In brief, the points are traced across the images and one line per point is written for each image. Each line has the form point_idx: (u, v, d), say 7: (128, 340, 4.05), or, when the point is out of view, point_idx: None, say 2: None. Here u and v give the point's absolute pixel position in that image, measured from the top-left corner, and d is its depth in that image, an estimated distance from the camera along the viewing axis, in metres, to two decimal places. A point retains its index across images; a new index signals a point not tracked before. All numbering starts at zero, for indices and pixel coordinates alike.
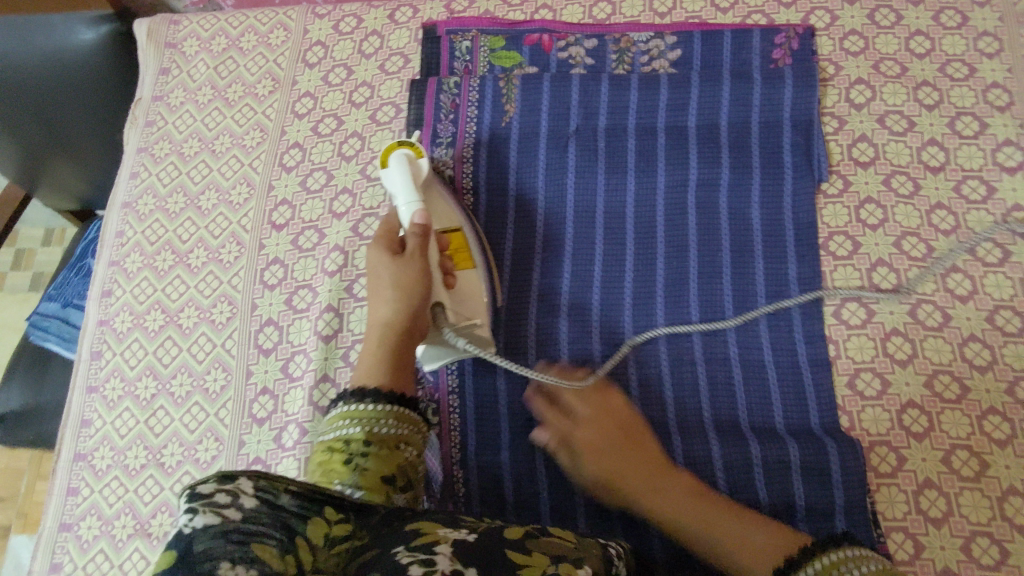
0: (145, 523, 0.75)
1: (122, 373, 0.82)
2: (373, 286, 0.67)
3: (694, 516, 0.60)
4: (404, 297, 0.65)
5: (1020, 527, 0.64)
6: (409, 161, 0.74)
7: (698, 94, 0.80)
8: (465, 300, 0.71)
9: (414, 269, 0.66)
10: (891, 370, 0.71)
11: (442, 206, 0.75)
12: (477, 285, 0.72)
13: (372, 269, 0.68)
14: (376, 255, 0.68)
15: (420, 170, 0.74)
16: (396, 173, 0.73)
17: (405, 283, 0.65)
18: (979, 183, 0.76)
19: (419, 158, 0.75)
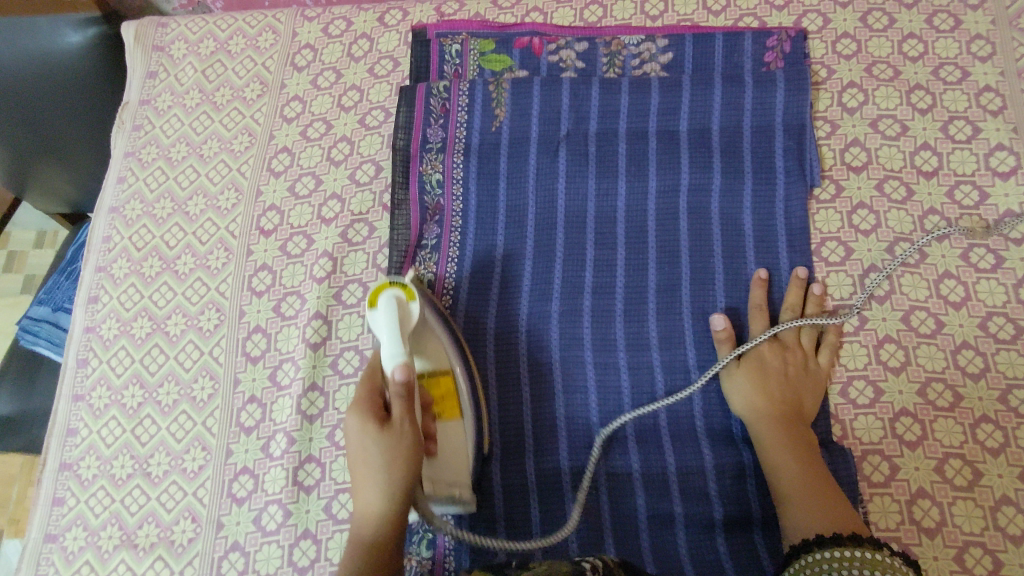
0: (132, 534, 0.74)
1: (109, 381, 0.81)
2: (358, 465, 0.59)
3: (797, 469, 0.63)
4: (392, 485, 0.58)
5: (1013, 538, 0.64)
6: (399, 307, 0.67)
7: (690, 98, 0.79)
8: (449, 463, 0.67)
9: (405, 448, 0.59)
10: (884, 377, 0.70)
11: (435, 347, 0.70)
12: (463, 441, 0.69)
13: (356, 443, 0.59)
14: (360, 427, 0.59)
15: (411, 315, 0.67)
16: (385, 321, 0.66)
17: (396, 469, 0.58)
18: (972, 188, 0.75)
19: (410, 301, 0.68)
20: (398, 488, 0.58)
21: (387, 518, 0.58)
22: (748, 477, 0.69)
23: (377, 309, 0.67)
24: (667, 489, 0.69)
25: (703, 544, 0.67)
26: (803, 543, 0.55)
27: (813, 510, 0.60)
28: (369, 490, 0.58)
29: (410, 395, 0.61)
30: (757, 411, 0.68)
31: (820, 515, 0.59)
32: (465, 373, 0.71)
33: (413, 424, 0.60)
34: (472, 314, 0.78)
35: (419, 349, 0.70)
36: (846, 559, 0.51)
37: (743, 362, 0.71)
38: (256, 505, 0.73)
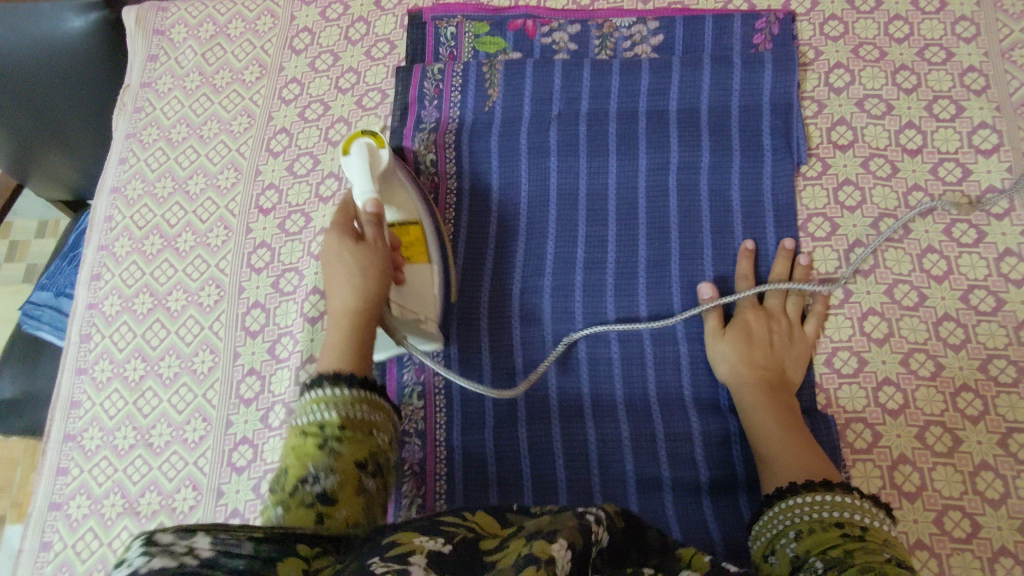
0: (134, 502, 0.76)
1: (111, 355, 0.83)
2: (332, 272, 0.62)
3: (777, 431, 0.66)
4: (365, 285, 0.61)
5: (991, 501, 0.66)
6: (370, 151, 0.75)
7: (679, 78, 0.81)
8: (416, 296, 0.72)
9: (378, 263, 0.62)
10: (868, 348, 0.72)
11: (403, 198, 0.76)
12: (429, 281, 0.74)
13: (330, 252, 0.63)
14: (338, 240, 0.62)
15: (380, 161, 0.74)
16: (356, 163, 0.74)
17: (371, 273, 0.61)
18: (955, 165, 0.77)
19: (381, 148, 0.75)
20: (370, 287, 0.61)
21: (359, 316, 0.60)
22: (734, 444, 0.71)
23: (351, 155, 0.75)
24: (657, 456, 0.71)
25: (690, 509, 0.69)
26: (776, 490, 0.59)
27: (791, 466, 0.62)
28: (341, 290, 0.61)
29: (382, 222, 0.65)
30: (741, 378, 0.70)
31: (802, 469, 0.62)
32: (432, 225, 0.77)
33: (385, 245, 0.64)
34: (472, 252, 0.81)
35: (389, 199, 0.75)
36: (817, 503, 0.55)
37: (728, 331, 0.73)
38: (255, 473, 0.75)
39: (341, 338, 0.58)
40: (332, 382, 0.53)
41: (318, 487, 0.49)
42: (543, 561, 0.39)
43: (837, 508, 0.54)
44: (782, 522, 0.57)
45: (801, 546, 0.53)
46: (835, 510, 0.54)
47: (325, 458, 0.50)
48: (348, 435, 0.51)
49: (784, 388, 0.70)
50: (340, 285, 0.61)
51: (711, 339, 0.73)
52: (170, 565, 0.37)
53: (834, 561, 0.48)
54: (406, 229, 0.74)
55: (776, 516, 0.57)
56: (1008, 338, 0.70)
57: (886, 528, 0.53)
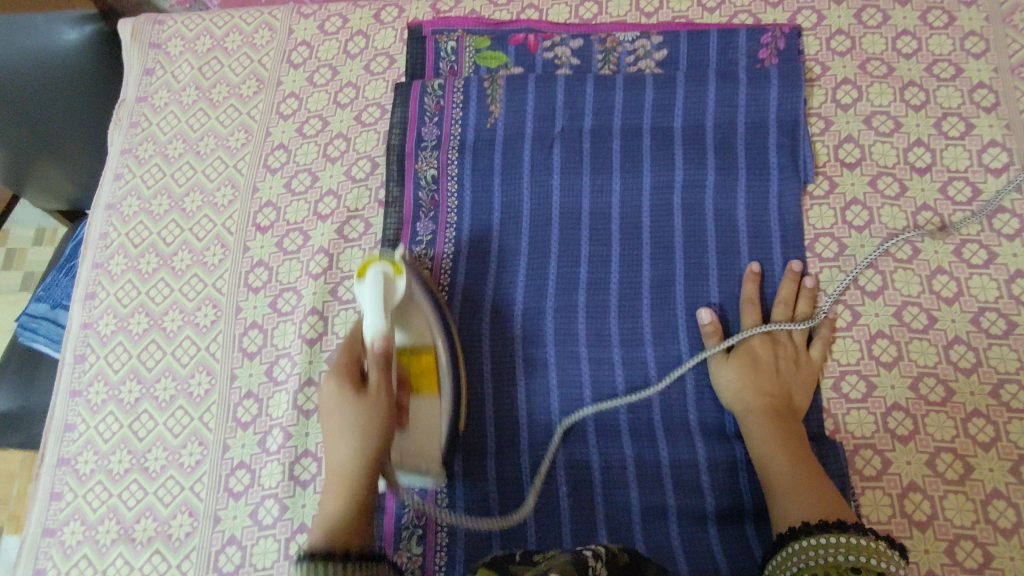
0: (129, 528, 0.75)
1: (106, 377, 0.81)
2: (332, 428, 0.60)
3: (781, 458, 0.64)
4: (365, 448, 0.59)
5: (1003, 531, 0.64)
6: (386, 281, 0.67)
7: (684, 94, 0.80)
8: (420, 439, 0.68)
9: (379, 419, 0.60)
10: (877, 372, 0.71)
11: (417, 325, 0.70)
12: (437, 421, 0.68)
13: (331, 405, 0.61)
14: (338, 394, 0.60)
15: (397, 289, 0.68)
16: (370, 294, 0.66)
17: (370, 436, 0.59)
18: (965, 184, 0.75)
19: (398, 276, 0.68)
20: (369, 450, 0.59)
21: (354, 478, 0.59)
22: (740, 470, 0.70)
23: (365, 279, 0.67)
24: (662, 482, 0.70)
25: (695, 538, 0.68)
26: (788, 530, 0.58)
27: (794, 493, 0.61)
28: (341, 452, 0.59)
29: (388, 363, 0.62)
30: (746, 405, 0.69)
31: (810, 501, 0.60)
32: (448, 353, 0.70)
33: (388, 395, 0.61)
34: (473, 272, 0.79)
35: (404, 323, 0.69)
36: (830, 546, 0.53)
37: (732, 361, 0.71)
38: (252, 499, 0.73)
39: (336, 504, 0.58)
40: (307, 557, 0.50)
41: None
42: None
43: (855, 551, 0.52)
44: (797, 564, 0.54)
45: None
46: (850, 554, 0.52)
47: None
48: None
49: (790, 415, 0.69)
50: (340, 443, 0.59)
51: (715, 364, 0.72)
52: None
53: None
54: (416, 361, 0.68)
55: (789, 559, 0.56)
56: (1019, 362, 0.69)
57: (903, 572, 0.51)
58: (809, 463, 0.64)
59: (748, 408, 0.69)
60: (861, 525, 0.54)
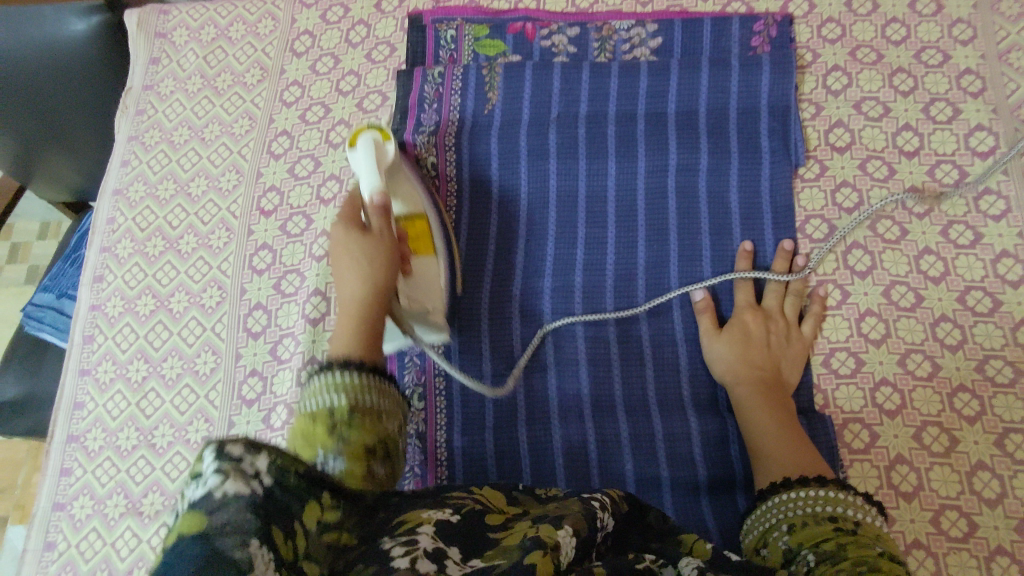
0: (136, 502, 0.76)
1: (114, 357, 0.83)
2: (341, 263, 0.62)
3: (771, 428, 0.66)
4: (374, 274, 0.61)
5: (988, 501, 0.66)
6: (375, 146, 0.74)
7: (678, 81, 0.81)
8: (425, 290, 0.72)
9: (385, 250, 0.63)
10: (865, 349, 0.73)
11: (408, 190, 0.75)
12: (437, 273, 0.74)
13: (338, 245, 0.63)
14: (345, 231, 0.63)
15: (386, 152, 0.74)
16: (365, 162, 0.73)
17: (378, 262, 0.61)
18: (952, 167, 0.77)
19: (387, 142, 0.75)
20: (378, 274, 0.61)
21: (367, 300, 0.59)
22: (732, 444, 0.71)
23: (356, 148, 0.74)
24: (656, 455, 0.71)
25: (689, 509, 0.70)
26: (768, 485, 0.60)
27: (783, 462, 0.63)
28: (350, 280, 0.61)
29: (388, 211, 0.66)
30: (738, 378, 0.71)
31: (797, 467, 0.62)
32: (437, 218, 0.77)
33: (391, 233, 0.65)
34: (473, 253, 0.81)
35: (394, 193, 0.75)
36: (810, 498, 0.56)
37: (726, 334, 0.73)
38: None
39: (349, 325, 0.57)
40: (341, 367, 0.51)
41: (328, 472, 0.47)
42: (548, 547, 0.40)
43: (831, 502, 0.54)
44: (775, 514, 0.57)
45: (794, 540, 0.53)
46: (828, 505, 0.54)
47: (337, 444, 0.47)
48: (360, 415, 0.49)
49: (780, 388, 0.70)
50: (348, 276, 0.61)
51: (710, 338, 0.74)
52: (245, 490, 0.36)
53: (828, 555, 0.49)
54: (412, 221, 0.74)
55: (767, 511, 0.58)
56: (1004, 338, 0.71)
57: (879, 524, 0.53)
58: (797, 434, 0.66)
59: (738, 380, 0.71)
60: (842, 481, 0.57)
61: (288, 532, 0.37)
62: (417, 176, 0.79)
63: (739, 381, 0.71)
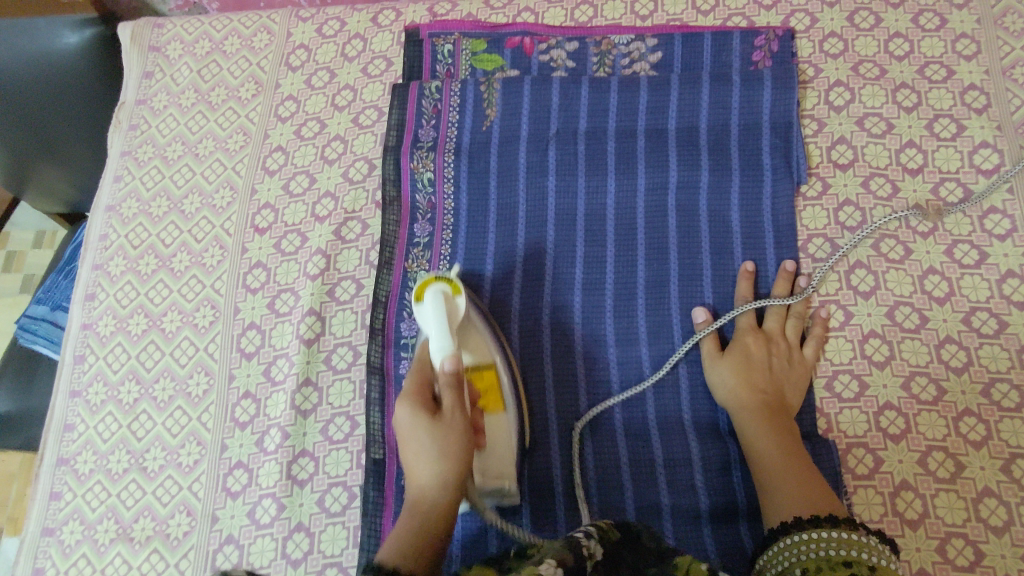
0: (127, 527, 0.75)
1: (105, 377, 0.82)
2: (409, 451, 0.57)
3: (774, 456, 0.65)
4: (447, 469, 0.56)
5: (994, 529, 0.65)
6: (445, 301, 0.68)
7: (678, 97, 0.80)
8: (498, 456, 0.67)
9: (458, 442, 0.57)
10: (869, 371, 0.71)
11: (479, 344, 0.70)
12: (507, 433, 0.68)
13: (407, 433, 0.58)
14: (413, 415, 0.58)
15: (458, 307, 0.69)
16: (432, 316, 0.67)
17: (451, 457, 0.56)
18: (956, 185, 0.76)
19: (456, 295, 0.69)
20: (451, 471, 0.56)
21: (440, 502, 0.55)
22: (734, 469, 0.70)
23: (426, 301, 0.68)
24: (656, 482, 0.70)
25: (689, 537, 0.68)
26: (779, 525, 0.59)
27: (787, 491, 0.62)
28: (422, 475, 0.56)
29: (461, 385, 0.60)
30: (740, 402, 0.70)
31: (801, 497, 0.61)
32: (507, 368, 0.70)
33: (464, 415, 0.59)
34: (470, 272, 0.80)
35: (464, 346, 0.69)
36: (822, 540, 0.54)
37: (727, 360, 0.72)
38: (250, 499, 0.74)
39: (416, 534, 0.53)
40: None
41: None
42: None
43: (847, 544, 0.53)
44: (788, 557, 0.56)
45: None
46: (841, 548, 0.53)
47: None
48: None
49: (784, 414, 0.69)
50: (421, 467, 0.56)
51: (710, 363, 0.72)
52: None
53: None
54: (481, 378, 0.68)
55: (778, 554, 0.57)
56: (1010, 361, 0.69)
57: (893, 564, 0.52)
58: (801, 461, 0.64)
59: (741, 407, 0.69)
60: (852, 519, 0.55)
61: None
62: (481, 310, 0.73)
63: (742, 408, 0.69)
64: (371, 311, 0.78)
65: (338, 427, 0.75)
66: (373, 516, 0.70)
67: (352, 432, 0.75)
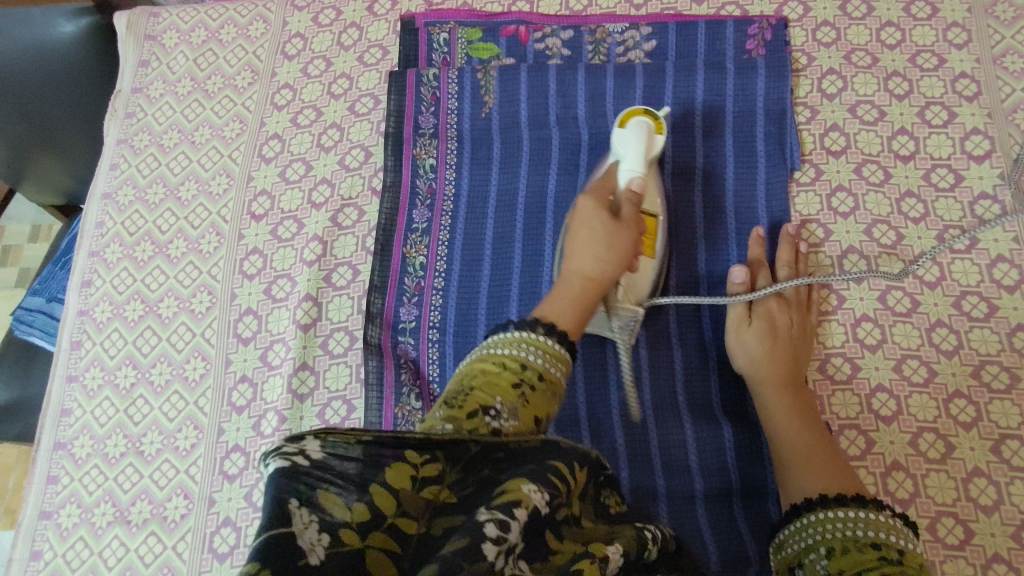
0: (124, 510, 0.75)
1: (102, 362, 0.82)
2: (578, 233, 0.61)
3: (798, 442, 0.65)
4: (612, 262, 0.60)
5: (984, 508, 0.66)
6: (647, 133, 0.68)
7: (673, 84, 0.81)
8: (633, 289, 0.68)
9: (628, 245, 0.61)
10: (861, 354, 0.72)
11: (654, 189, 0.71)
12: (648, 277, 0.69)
13: (584, 217, 0.61)
14: (595, 209, 0.61)
15: (655, 145, 0.69)
16: (632, 139, 0.67)
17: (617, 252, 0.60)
18: (948, 171, 0.77)
19: (657, 133, 0.70)
20: (615, 259, 0.60)
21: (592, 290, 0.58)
22: (728, 452, 0.71)
23: (627, 127, 0.69)
24: (651, 465, 0.71)
25: (684, 519, 0.69)
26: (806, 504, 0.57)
27: (813, 478, 0.61)
28: (585, 259, 0.59)
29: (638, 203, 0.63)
30: (762, 382, 0.69)
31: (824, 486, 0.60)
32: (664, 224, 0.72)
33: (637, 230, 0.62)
34: (470, 256, 0.79)
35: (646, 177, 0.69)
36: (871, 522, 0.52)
37: (755, 333, 0.70)
38: (247, 482, 0.74)
39: (570, 297, 0.57)
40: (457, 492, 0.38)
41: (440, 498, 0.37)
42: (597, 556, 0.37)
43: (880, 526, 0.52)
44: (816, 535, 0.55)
45: (833, 564, 0.51)
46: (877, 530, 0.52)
47: (516, 400, 0.45)
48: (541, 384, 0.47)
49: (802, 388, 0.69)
50: (589, 248, 0.60)
51: (734, 338, 0.71)
52: (287, 467, 0.36)
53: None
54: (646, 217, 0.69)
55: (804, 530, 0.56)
56: (1000, 344, 0.70)
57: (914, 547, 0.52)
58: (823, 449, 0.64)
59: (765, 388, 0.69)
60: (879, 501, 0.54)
61: (345, 492, 0.36)
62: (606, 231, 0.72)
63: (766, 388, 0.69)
64: (370, 294, 0.78)
65: (335, 411, 0.76)
66: None
67: (349, 415, 0.75)
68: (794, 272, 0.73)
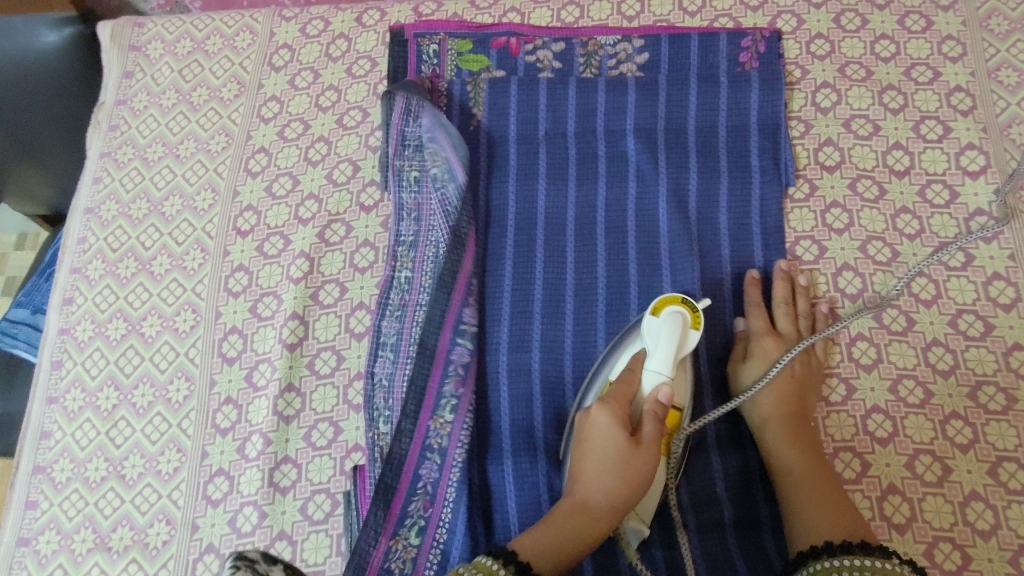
0: (105, 536, 0.74)
1: (83, 383, 0.80)
2: (589, 454, 0.61)
3: (804, 475, 0.64)
4: (621, 497, 0.59)
5: (981, 532, 0.65)
6: (681, 333, 0.65)
7: (666, 98, 0.80)
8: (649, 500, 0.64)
9: (641, 475, 0.59)
10: (857, 374, 0.71)
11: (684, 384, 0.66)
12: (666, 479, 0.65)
13: (600, 440, 0.61)
14: (611, 430, 0.60)
15: (689, 343, 0.65)
16: (664, 341, 0.64)
17: (630, 483, 0.59)
18: (943, 186, 0.76)
19: (693, 329, 0.65)
20: (626, 491, 0.59)
21: (597, 521, 0.58)
22: (719, 482, 0.69)
23: (659, 315, 0.65)
24: None
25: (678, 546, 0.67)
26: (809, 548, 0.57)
27: (816, 509, 0.61)
28: (595, 489, 0.59)
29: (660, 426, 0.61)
30: (763, 414, 0.68)
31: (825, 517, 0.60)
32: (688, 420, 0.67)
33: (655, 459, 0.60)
34: None
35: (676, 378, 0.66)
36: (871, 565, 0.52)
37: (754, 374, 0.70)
38: (231, 506, 0.72)
39: (566, 532, 0.57)
40: None
41: None
42: None
43: (883, 574, 0.50)
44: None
45: None
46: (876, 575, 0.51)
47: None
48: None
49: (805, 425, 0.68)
50: (599, 476, 0.59)
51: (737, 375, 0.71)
52: None
53: None
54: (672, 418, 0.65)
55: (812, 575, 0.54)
56: (996, 363, 0.69)
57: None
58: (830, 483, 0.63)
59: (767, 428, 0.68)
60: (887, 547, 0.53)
61: None
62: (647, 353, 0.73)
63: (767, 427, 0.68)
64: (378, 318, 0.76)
65: (322, 433, 0.74)
66: (353, 511, 0.70)
67: (336, 438, 0.74)
68: (790, 309, 0.72)
